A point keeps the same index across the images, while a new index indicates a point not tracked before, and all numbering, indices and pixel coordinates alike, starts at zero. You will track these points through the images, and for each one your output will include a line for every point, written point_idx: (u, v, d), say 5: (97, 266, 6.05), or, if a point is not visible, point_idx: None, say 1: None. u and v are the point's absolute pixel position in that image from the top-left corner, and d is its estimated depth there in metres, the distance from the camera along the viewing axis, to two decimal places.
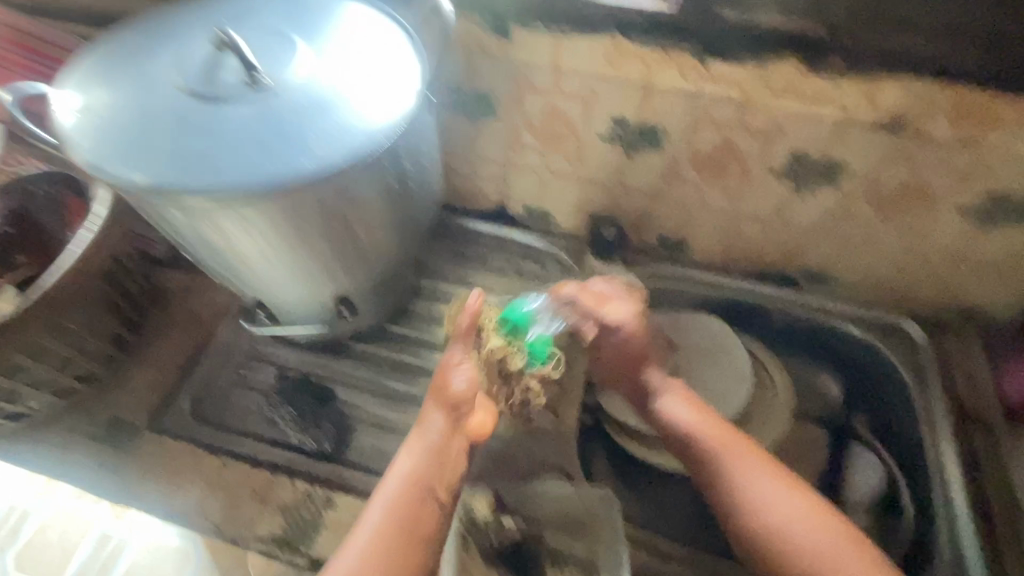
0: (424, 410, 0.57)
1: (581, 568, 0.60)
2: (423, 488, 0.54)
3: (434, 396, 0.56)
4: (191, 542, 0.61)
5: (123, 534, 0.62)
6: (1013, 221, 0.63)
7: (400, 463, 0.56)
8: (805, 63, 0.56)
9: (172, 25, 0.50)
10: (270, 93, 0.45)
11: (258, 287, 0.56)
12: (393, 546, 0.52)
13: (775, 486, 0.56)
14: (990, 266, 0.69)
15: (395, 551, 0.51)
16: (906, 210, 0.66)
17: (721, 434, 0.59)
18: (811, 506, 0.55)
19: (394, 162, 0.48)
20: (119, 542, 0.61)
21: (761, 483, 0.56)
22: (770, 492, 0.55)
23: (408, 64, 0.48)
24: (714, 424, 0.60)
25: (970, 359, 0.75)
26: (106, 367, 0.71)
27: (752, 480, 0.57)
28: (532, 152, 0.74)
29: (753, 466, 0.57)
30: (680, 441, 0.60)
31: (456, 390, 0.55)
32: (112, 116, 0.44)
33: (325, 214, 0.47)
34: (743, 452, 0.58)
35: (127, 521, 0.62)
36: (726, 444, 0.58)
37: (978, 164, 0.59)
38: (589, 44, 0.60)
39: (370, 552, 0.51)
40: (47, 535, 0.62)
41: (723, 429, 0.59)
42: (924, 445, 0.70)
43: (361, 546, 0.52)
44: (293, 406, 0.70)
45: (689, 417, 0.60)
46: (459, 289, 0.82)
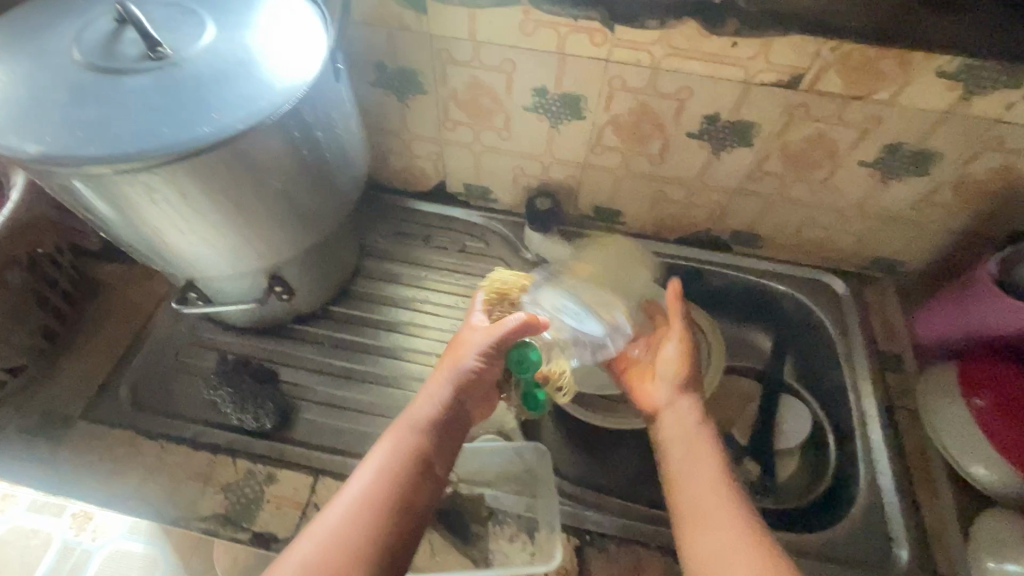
0: (431, 383, 0.59)
1: (518, 520, 0.63)
2: (424, 455, 0.54)
3: (443, 371, 0.59)
4: (160, 542, 0.60)
5: (88, 542, 0.59)
6: (911, 172, 0.67)
7: (397, 433, 0.55)
8: (704, 25, 0.58)
9: (73, 2, 0.50)
10: (170, 63, 0.45)
11: (181, 264, 0.56)
12: (390, 510, 0.49)
13: (735, 543, 0.48)
14: (897, 217, 0.74)
15: (391, 513, 0.49)
16: (816, 166, 0.69)
17: (713, 474, 0.54)
18: None
19: (304, 128, 0.49)
20: (86, 548, 0.58)
21: (727, 532, 0.49)
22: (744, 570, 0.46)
23: (314, 33, 0.49)
24: (715, 464, 0.55)
25: (885, 307, 0.81)
26: (38, 361, 0.70)
27: (715, 523, 0.50)
28: (462, 127, 0.76)
29: (731, 512, 0.50)
30: (667, 460, 0.57)
31: (471, 367, 0.58)
32: (6, 90, 0.44)
33: (235, 183, 0.47)
34: (725, 498, 0.52)
35: (94, 528, 0.60)
36: (720, 510, 0.51)
37: (873, 117, 0.62)
38: (501, 14, 0.61)
39: (356, 516, 0.49)
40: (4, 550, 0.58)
41: (719, 473, 0.54)
42: (846, 389, 0.74)
43: (349, 507, 0.49)
44: (230, 386, 0.67)
45: (692, 445, 0.57)
46: (402, 268, 0.83)
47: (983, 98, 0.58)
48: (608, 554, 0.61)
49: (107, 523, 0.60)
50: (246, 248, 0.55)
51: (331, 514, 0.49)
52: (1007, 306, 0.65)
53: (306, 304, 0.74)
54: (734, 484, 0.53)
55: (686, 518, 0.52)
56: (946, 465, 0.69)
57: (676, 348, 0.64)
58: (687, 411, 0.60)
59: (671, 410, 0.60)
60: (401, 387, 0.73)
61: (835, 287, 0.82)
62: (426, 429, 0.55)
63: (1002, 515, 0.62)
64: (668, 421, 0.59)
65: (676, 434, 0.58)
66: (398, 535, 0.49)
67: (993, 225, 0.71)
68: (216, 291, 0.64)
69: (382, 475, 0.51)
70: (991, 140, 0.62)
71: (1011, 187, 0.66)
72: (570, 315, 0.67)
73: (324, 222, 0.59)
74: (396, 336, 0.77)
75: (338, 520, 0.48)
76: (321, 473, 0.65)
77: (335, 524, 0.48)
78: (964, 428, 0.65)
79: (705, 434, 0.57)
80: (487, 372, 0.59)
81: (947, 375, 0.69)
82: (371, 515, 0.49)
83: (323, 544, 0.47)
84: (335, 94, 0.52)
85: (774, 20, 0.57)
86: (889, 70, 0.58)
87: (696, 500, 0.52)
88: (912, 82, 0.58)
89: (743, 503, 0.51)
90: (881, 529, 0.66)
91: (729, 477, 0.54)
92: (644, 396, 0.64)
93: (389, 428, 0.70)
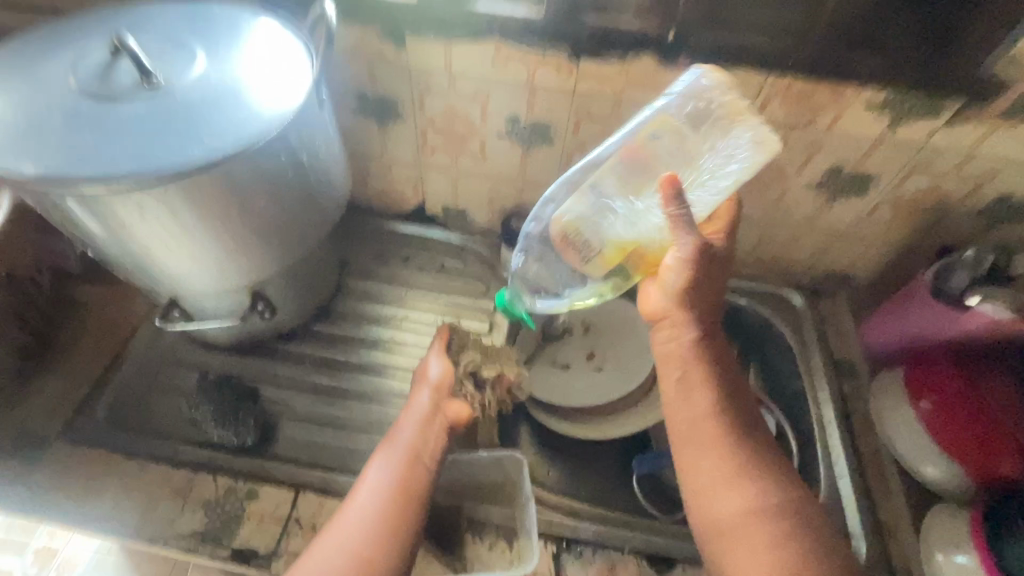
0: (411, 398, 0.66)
1: (497, 529, 0.65)
2: (418, 457, 0.60)
3: (417, 386, 0.66)
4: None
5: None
6: (853, 193, 0.74)
7: (389, 446, 0.61)
8: (660, 60, 0.63)
9: (69, 35, 0.53)
10: (164, 91, 0.48)
11: (167, 281, 0.58)
12: (402, 507, 0.56)
13: (724, 479, 0.55)
14: (843, 234, 0.80)
15: (402, 509, 0.56)
16: (767, 188, 0.75)
17: (707, 406, 0.57)
18: (764, 547, 0.52)
19: (289, 154, 0.52)
20: None
21: (717, 467, 0.56)
22: (726, 501, 0.55)
23: (300, 63, 0.53)
24: (710, 405, 0.57)
25: (838, 319, 0.87)
26: (14, 381, 0.71)
27: (711, 465, 0.56)
28: (440, 152, 0.80)
29: (725, 456, 0.56)
30: (666, 394, 0.60)
31: (439, 376, 0.66)
32: (3, 115, 0.46)
33: (224, 204, 0.50)
34: (719, 441, 0.56)
35: (59, 563, 0.62)
36: (709, 450, 0.56)
37: (814, 143, 0.68)
38: (475, 49, 0.66)
39: (372, 517, 0.55)
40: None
41: (710, 407, 0.57)
42: (805, 396, 0.79)
43: (363, 512, 0.56)
44: (211, 403, 0.69)
45: (686, 378, 0.58)
46: (383, 287, 0.85)
47: (909, 126, 0.65)
48: (582, 558, 0.64)
49: (76, 556, 0.62)
50: (230, 264, 0.57)
51: (350, 517, 0.55)
52: (942, 313, 0.71)
53: (288, 322, 0.76)
54: (725, 415, 0.57)
55: (681, 454, 0.58)
56: (897, 466, 0.74)
57: (680, 274, 0.56)
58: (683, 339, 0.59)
59: (664, 335, 0.60)
60: (381, 401, 0.75)
61: (792, 300, 0.87)
62: (416, 429, 0.62)
63: (948, 510, 0.66)
64: (664, 339, 0.60)
65: (671, 355, 0.59)
66: (414, 524, 0.56)
67: (928, 240, 0.78)
68: (198, 309, 0.65)
69: (384, 481, 0.58)
70: (919, 163, 0.68)
71: (940, 207, 0.73)
72: (569, 255, 0.60)
73: (309, 242, 0.62)
74: (375, 352, 0.79)
75: (357, 524, 0.55)
76: (303, 488, 0.67)
77: (356, 528, 0.54)
78: (909, 429, 0.70)
79: (701, 367, 0.58)
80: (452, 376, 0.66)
81: (893, 379, 0.74)
82: (390, 511, 0.56)
83: (349, 545, 0.53)
84: (318, 122, 0.55)
85: (723, 55, 0.62)
86: (825, 101, 0.64)
87: (694, 440, 0.57)
88: (846, 111, 0.65)
89: (737, 441, 0.56)
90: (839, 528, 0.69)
91: (724, 415, 0.57)
92: (648, 299, 0.60)
93: (370, 442, 0.72)
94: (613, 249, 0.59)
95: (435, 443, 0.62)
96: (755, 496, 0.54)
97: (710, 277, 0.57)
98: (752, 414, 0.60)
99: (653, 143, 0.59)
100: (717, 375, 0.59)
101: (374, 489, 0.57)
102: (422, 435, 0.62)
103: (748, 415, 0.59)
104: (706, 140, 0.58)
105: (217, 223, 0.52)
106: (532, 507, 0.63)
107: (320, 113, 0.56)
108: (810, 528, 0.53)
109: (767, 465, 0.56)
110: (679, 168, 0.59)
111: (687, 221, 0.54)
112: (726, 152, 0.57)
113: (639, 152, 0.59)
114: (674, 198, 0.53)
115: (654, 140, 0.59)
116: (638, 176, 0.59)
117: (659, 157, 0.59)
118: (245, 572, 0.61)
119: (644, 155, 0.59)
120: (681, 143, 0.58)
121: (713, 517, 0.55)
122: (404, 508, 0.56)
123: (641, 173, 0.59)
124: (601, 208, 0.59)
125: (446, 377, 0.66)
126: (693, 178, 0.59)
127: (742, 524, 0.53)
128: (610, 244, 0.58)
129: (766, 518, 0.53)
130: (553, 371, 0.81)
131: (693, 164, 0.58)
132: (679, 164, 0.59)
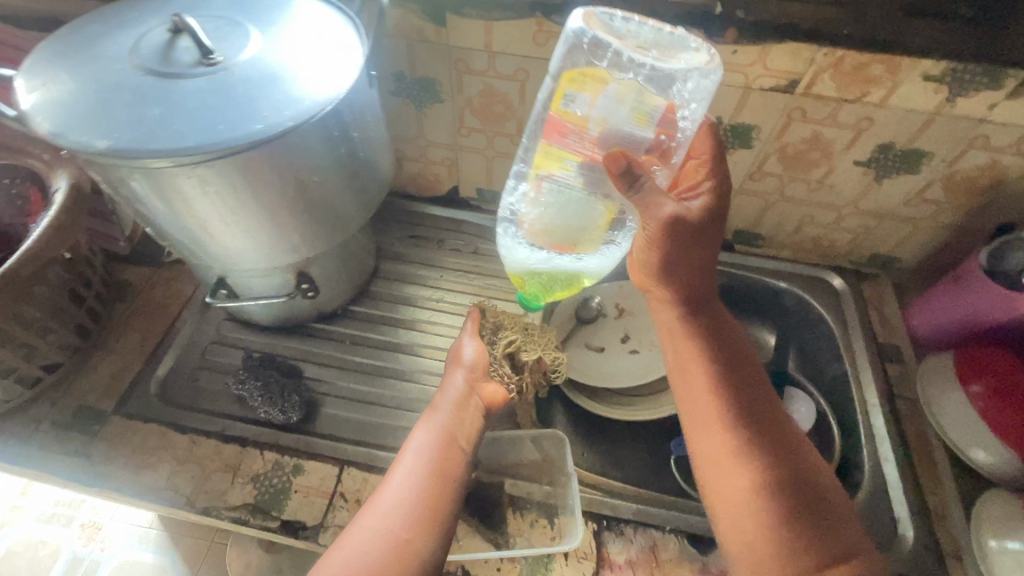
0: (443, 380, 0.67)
1: (539, 506, 0.66)
2: (450, 435, 0.61)
3: (449, 368, 0.68)
4: (165, 550, 0.76)
5: (97, 554, 0.76)
6: (904, 170, 0.71)
7: (426, 426, 0.62)
8: (706, 35, 0.62)
9: (129, 15, 0.54)
10: (222, 68, 0.49)
11: (220, 260, 0.59)
12: (440, 483, 0.57)
13: (723, 456, 0.54)
14: (890, 213, 0.78)
15: (433, 484, 0.57)
16: (813, 166, 0.74)
17: (706, 381, 0.57)
18: (759, 526, 0.51)
19: (339, 130, 0.52)
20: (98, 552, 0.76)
21: (719, 442, 0.55)
22: (724, 476, 0.54)
23: (347, 42, 0.54)
24: (711, 380, 0.57)
25: (881, 302, 0.85)
26: (72, 357, 0.73)
27: (713, 439, 0.55)
28: (476, 133, 0.80)
29: (728, 429, 0.55)
30: (670, 369, 0.61)
31: (472, 356, 0.67)
32: (70, 92, 0.47)
33: (277, 180, 0.51)
34: (722, 415, 0.56)
35: (102, 540, 0.77)
36: (708, 424, 0.56)
37: (865, 118, 0.66)
38: (515, 26, 0.65)
39: (407, 487, 0.56)
40: (16, 558, 0.76)
41: (707, 380, 0.57)
42: (847, 379, 0.78)
43: (398, 486, 0.57)
44: (258, 379, 0.70)
45: (679, 351, 0.60)
46: (418, 269, 0.86)
47: (967, 100, 0.62)
48: (624, 537, 0.64)
49: (113, 536, 0.77)
50: (280, 243, 0.58)
51: (387, 491, 0.56)
52: (997, 294, 0.68)
53: (329, 302, 0.77)
54: (726, 392, 0.57)
55: (688, 424, 0.58)
56: (947, 451, 0.72)
57: (658, 250, 0.56)
58: (683, 316, 0.60)
59: (663, 312, 0.62)
60: (418, 380, 0.76)
61: (832, 282, 0.86)
62: (450, 410, 0.63)
63: (1002, 496, 0.64)
64: (659, 310, 0.62)
65: (666, 326, 0.61)
66: (453, 501, 0.57)
67: (979, 219, 0.75)
68: (245, 288, 0.67)
69: (416, 454, 0.59)
70: (977, 138, 0.66)
71: (996, 184, 0.70)
72: (557, 243, 0.61)
73: (355, 220, 0.63)
74: (413, 332, 0.80)
75: (391, 498, 0.56)
76: (347, 464, 0.68)
77: (394, 501, 0.55)
78: (961, 413, 0.68)
79: (703, 343, 0.59)
80: (487, 359, 0.68)
81: (942, 362, 0.72)
82: (427, 489, 0.56)
83: (381, 516, 0.54)
84: (365, 96, 0.55)
85: (772, 29, 0.61)
86: (879, 74, 0.62)
87: (695, 413, 0.57)
88: (902, 84, 0.62)
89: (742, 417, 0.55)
90: (886, 513, 0.68)
91: (728, 390, 0.57)
92: (637, 263, 0.61)
93: (411, 420, 0.72)
94: (595, 223, 0.59)
95: (471, 424, 0.63)
96: (758, 472, 0.53)
97: (694, 245, 0.55)
98: (766, 392, 0.58)
99: (577, 108, 0.50)
100: (713, 351, 0.59)
101: (411, 467, 0.58)
102: (457, 413, 0.63)
103: (761, 392, 0.58)
104: (642, 86, 0.50)
105: (271, 199, 0.52)
106: (576, 484, 0.65)
107: (369, 89, 0.56)
108: (807, 514, 0.51)
109: (770, 447, 0.54)
110: (621, 125, 0.51)
111: (643, 195, 0.52)
112: (676, 96, 0.52)
113: (566, 124, 0.51)
114: (626, 177, 0.51)
115: (577, 105, 0.50)
116: (580, 150, 0.52)
117: (592, 118, 0.51)
118: (294, 544, 0.62)
119: (577, 125, 0.51)
120: (609, 95, 0.50)
121: (715, 490, 0.54)
122: (419, 480, 0.57)
123: (579, 143, 0.52)
124: (560, 195, 0.56)
125: (480, 360, 0.67)
126: (637, 130, 0.51)
127: (742, 497, 0.52)
128: (589, 226, 0.59)
129: (766, 494, 0.52)
130: (588, 353, 0.81)
131: (634, 109, 0.50)
132: (619, 120, 0.51)
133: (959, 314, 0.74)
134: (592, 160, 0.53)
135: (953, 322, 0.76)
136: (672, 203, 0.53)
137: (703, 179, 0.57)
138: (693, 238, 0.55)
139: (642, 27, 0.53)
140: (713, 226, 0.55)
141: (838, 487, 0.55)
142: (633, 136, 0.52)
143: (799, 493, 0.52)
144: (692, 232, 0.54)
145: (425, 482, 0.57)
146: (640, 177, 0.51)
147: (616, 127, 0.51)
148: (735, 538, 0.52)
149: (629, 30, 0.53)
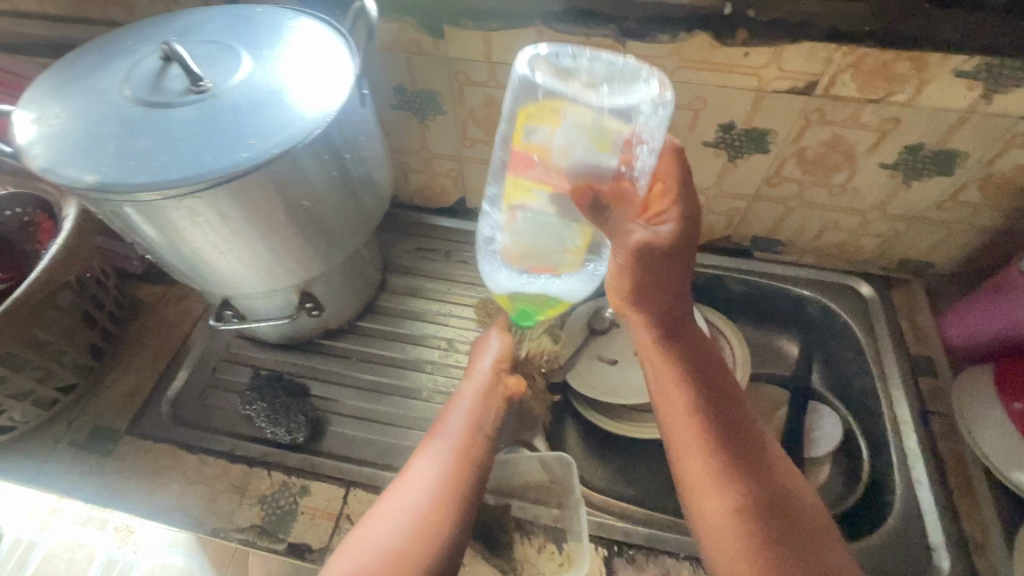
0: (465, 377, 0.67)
1: (546, 531, 0.64)
2: (480, 427, 0.61)
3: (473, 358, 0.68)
4: (200, 554, 0.62)
5: (129, 556, 0.61)
6: (935, 172, 0.67)
7: (460, 411, 0.62)
8: (715, 37, 0.59)
9: (125, 44, 0.54)
10: (211, 96, 0.48)
11: (219, 284, 0.59)
12: (465, 474, 0.57)
13: (704, 475, 0.53)
14: (920, 217, 0.73)
15: (459, 476, 0.56)
16: (835, 169, 0.69)
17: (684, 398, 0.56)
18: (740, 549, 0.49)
19: (332, 153, 0.51)
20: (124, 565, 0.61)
21: (699, 460, 0.54)
22: (705, 498, 0.52)
23: (340, 62, 0.52)
24: (690, 401, 0.56)
25: (913, 310, 0.80)
26: (87, 378, 0.75)
27: (693, 459, 0.54)
28: (481, 144, 0.78)
29: (708, 451, 0.54)
30: (649, 390, 0.60)
31: (498, 348, 0.67)
32: (63, 126, 0.47)
33: (268, 204, 0.50)
34: (700, 435, 0.54)
35: (135, 541, 0.62)
36: (687, 444, 0.55)
37: (891, 118, 0.62)
38: (515, 35, 0.63)
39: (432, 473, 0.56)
40: (54, 562, 0.61)
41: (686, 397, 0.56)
42: (876, 393, 0.73)
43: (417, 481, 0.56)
44: (263, 400, 0.70)
45: (658, 369, 0.59)
46: (426, 283, 0.85)
47: (1006, 96, 0.58)
48: (635, 564, 0.61)
49: (147, 538, 0.63)
50: (278, 266, 0.57)
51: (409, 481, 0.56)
52: None
53: (335, 319, 0.77)
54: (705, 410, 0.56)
55: (669, 443, 0.56)
56: (986, 471, 0.67)
57: (628, 275, 0.55)
58: (662, 339, 0.59)
59: (639, 336, 0.61)
60: (425, 398, 0.74)
61: (860, 290, 0.81)
62: (476, 399, 0.63)
63: None
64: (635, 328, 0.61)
65: (643, 344, 0.60)
66: (472, 495, 0.56)
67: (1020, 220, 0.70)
68: (251, 308, 0.67)
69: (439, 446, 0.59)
70: (1018, 135, 0.61)
71: None
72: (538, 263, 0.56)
73: (355, 237, 0.62)
74: (419, 349, 0.78)
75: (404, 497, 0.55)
76: (353, 485, 0.67)
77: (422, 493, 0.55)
78: (1000, 433, 0.64)
79: (681, 365, 0.58)
80: (506, 356, 0.67)
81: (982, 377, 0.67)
82: (450, 480, 0.56)
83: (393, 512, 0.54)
84: (359, 116, 0.54)
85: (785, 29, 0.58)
86: (905, 72, 0.58)
87: (676, 433, 0.56)
88: (931, 83, 0.58)
89: (721, 438, 0.54)
90: (922, 538, 0.63)
91: (707, 413, 0.55)
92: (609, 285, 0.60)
93: (416, 439, 0.71)
94: (577, 243, 0.54)
95: (496, 412, 0.63)
96: (739, 497, 0.52)
97: (665, 268, 0.55)
98: (744, 414, 0.57)
99: (537, 140, 0.46)
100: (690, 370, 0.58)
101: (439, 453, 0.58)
102: (483, 405, 0.63)
103: (742, 415, 0.57)
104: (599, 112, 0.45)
105: (264, 219, 0.51)
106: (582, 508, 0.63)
107: (364, 107, 0.55)
108: (786, 537, 0.50)
109: (748, 467, 0.53)
110: (582, 154, 0.46)
111: (610, 223, 0.51)
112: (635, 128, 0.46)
113: (528, 156, 0.47)
114: (594, 210, 0.50)
115: (535, 138, 0.46)
116: (547, 180, 0.48)
117: (552, 149, 0.46)
118: (300, 567, 0.62)
119: (538, 156, 0.47)
120: (564, 125, 0.45)
121: (698, 511, 0.53)
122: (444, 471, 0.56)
123: (545, 174, 0.48)
124: (534, 219, 0.52)
125: (507, 349, 0.67)
126: (600, 157, 0.47)
127: (721, 520, 0.51)
128: (566, 247, 0.54)
129: (745, 517, 0.51)
130: (600, 367, 0.78)
131: (594, 137, 0.45)
132: (581, 150, 0.46)
133: (999, 325, 0.69)
134: (562, 189, 0.49)
135: (995, 335, 0.70)
136: (640, 230, 0.53)
137: (671, 202, 0.54)
138: (664, 263, 0.55)
139: (592, 61, 0.48)
140: (680, 251, 0.55)
141: (820, 505, 0.54)
142: (598, 165, 0.47)
143: (780, 518, 0.51)
144: (664, 256, 0.54)
145: (452, 470, 0.56)
146: (608, 209, 0.50)
147: (579, 160, 0.47)
148: (717, 564, 0.51)
149: (577, 67, 0.48)
